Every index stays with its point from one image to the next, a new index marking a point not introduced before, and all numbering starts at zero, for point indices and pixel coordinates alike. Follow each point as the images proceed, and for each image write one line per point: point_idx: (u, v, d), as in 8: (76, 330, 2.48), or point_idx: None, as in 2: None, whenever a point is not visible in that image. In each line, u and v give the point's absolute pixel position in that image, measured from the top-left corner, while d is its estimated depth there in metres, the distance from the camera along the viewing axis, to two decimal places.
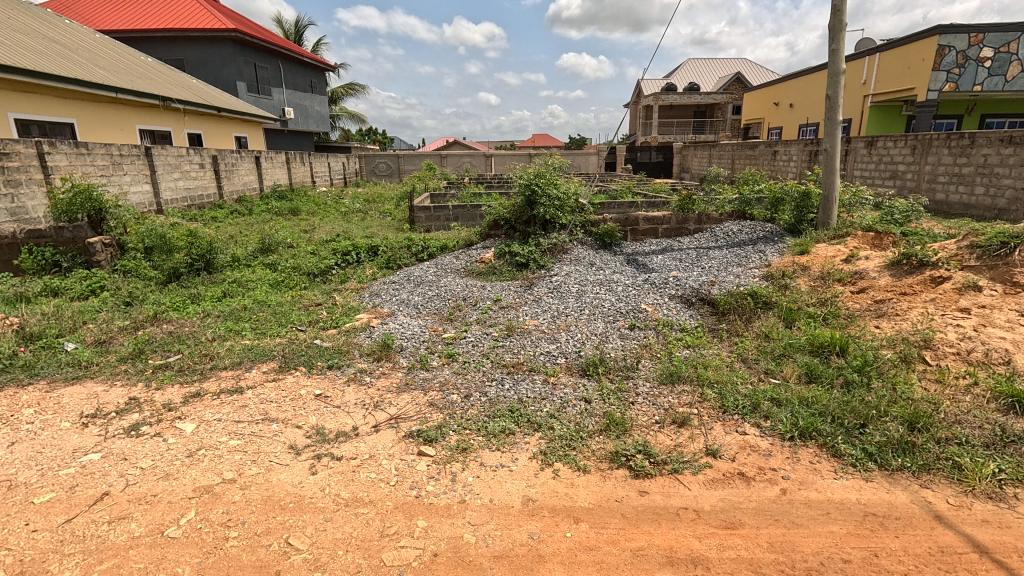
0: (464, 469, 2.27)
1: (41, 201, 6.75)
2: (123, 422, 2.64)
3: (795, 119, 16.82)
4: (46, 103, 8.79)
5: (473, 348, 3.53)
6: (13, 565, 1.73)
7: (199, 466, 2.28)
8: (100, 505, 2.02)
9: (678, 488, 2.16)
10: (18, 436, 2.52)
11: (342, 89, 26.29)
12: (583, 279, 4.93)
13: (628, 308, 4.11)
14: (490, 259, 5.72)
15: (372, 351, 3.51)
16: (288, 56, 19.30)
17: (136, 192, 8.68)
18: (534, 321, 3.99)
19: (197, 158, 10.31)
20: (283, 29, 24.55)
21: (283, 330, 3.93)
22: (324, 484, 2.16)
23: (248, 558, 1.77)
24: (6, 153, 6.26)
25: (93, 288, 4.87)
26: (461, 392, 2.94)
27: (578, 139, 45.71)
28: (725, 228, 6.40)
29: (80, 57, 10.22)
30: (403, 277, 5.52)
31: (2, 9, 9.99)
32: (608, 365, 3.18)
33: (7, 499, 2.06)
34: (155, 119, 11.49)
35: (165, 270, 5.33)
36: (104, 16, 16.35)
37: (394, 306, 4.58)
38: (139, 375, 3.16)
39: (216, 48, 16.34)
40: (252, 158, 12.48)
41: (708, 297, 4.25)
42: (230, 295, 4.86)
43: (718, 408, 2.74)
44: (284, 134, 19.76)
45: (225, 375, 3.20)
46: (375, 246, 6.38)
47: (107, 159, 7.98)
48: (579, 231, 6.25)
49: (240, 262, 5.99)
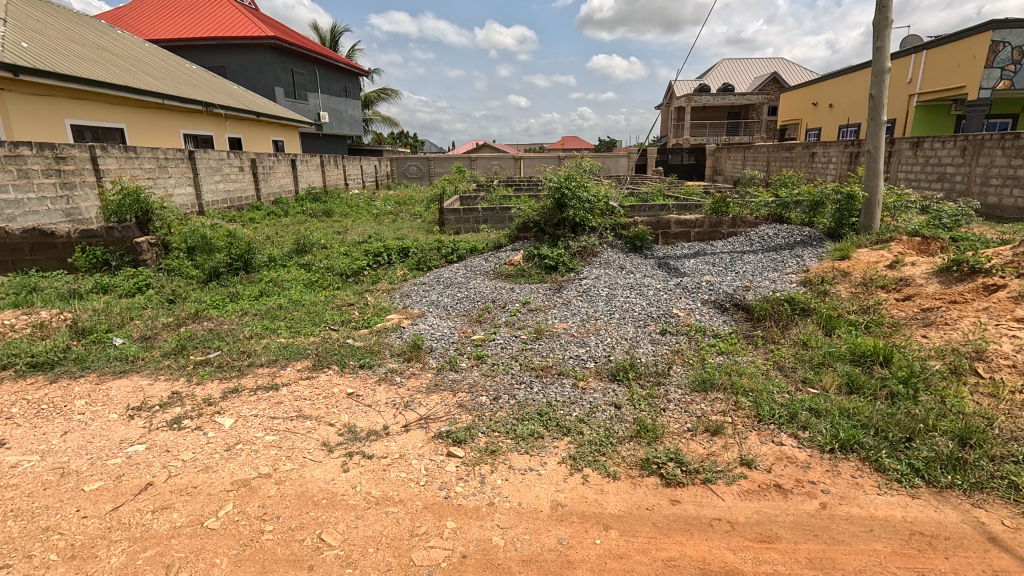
0: (493, 471, 2.27)
1: (93, 202, 7.14)
2: (166, 415, 2.75)
3: (836, 120, 16.28)
4: (99, 109, 9.25)
5: (502, 350, 3.54)
6: (65, 549, 1.82)
7: (237, 460, 2.35)
8: (145, 494, 2.11)
9: (711, 498, 2.10)
10: (71, 425, 2.66)
11: (375, 94, 26.94)
12: (613, 283, 4.89)
13: (659, 312, 4.05)
14: (519, 261, 5.74)
15: (402, 351, 3.55)
16: (324, 62, 19.90)
17: (180, 194, 9.06)
18: (563, 324, 3.98)
19: (237, 161, 10.67)
20: (320, 38, 25.40)
21: (317, 329, 4.03)
22: (355, 482, 2.19)
23: (283, 552, 1.81)
24: (62, 157, 6.64)
25: (139, 286, 5.09)
26: (490, 394, 2.95)
27: (606, 141, 45.54)
28: (760, 232, 6.24)
29: (130, 64, 10.74)
30: (432, 278, 5.58)
31: (60, 21, 10.59)
32: (639, 371, 3.14)
33: (59, 486, 2.16)
34: (199, 124, 11.95)
35: (207, 270, 5.54)
36: (153, 26, 17.13)
37: (425, 306, 4.64)
38: (181, 370, 3.29)
39: (255, 55, 16.92)
40: (289, 161, 12.86)
41: (743, 303, 4.15)
42: (266, 294, 5.00)
43: (752, 417, 2.66)
44: (318, 138, 20.31)
45: (261, 372, 3.29)
46: (406, 247, 6.46)
47: (153, 162, 8.35)
48: (609, 233, 6.21)
49: (277, 262, 6.17)
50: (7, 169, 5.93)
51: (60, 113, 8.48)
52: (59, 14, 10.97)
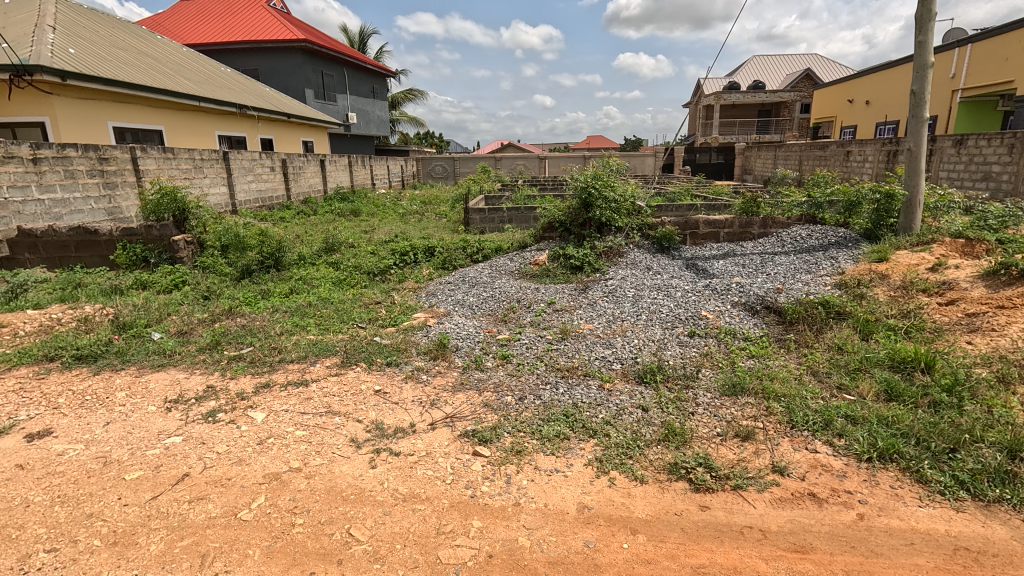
0: (519, 472, 2.27)
1: (133, 202, 7.41)
2: (202, 408, 2.83)
3: (873, 117, 15.74)
4: (140, 111, 9.59)
5: (527, 350, 3.54)
6: (108, 535, 1.89)
7: (269, 453, 2.40)
8: (182, 484, 2.18)
9: (742, 505, 2.05)
10: (113, 416, 2.77)
11: (402, 95, 27.26)
12: (640, 283, 4.83)
13: (687, 314, 3.98)
14: (544, 261, 5.72)
15: (428, 350, 3.58)
16: (353, 64, 20.24)
17: (214, 193, 9.33)
18: (589, 325, 3.95)
19: (268, 162, 10.94)
20: (349, 40, 25.84)
21: (345, 326, 4.09)
22: (382, 478, 2.22)
23: (313, 545, 1.84)
24: (105, 158, 6.92)
25: (176, 282, 5.26)
26: (515, 394, 2.95)
27: (631, 141, 45.09)
28: (793, 232, 6.08)
29: (169, 68, 11.12)
30: (458, 277, 5.61)
31: (104, 27, 11.03)
32: (667, 373, 3.09)
33: (102, 475, 2.25)
34: (233, 125, 12.29)
35: (239, 267, 5.68)
36: (191, 30, 17.69)
37: (450, 305, 4.67)
38: (216, 365, 3.38)
39: (287, 57, 17.31)
40: (318, 161, 13.11)
41: (775, 306, 4.04)
42: (296, 292, 5.10)
43: (785, 423, 2.59)
44: (346, 138, 20.65)
45: (292, 368, 3.36)
46: (432, 247, 6.51)
47: (190, 163, 8.62)
48: (636, 233, 6.13)
49: (306, 260, 6.30)
50: (54, 170, 6.22)
51: (104, 116, 8.84)
52: (103, 20, 11.44)
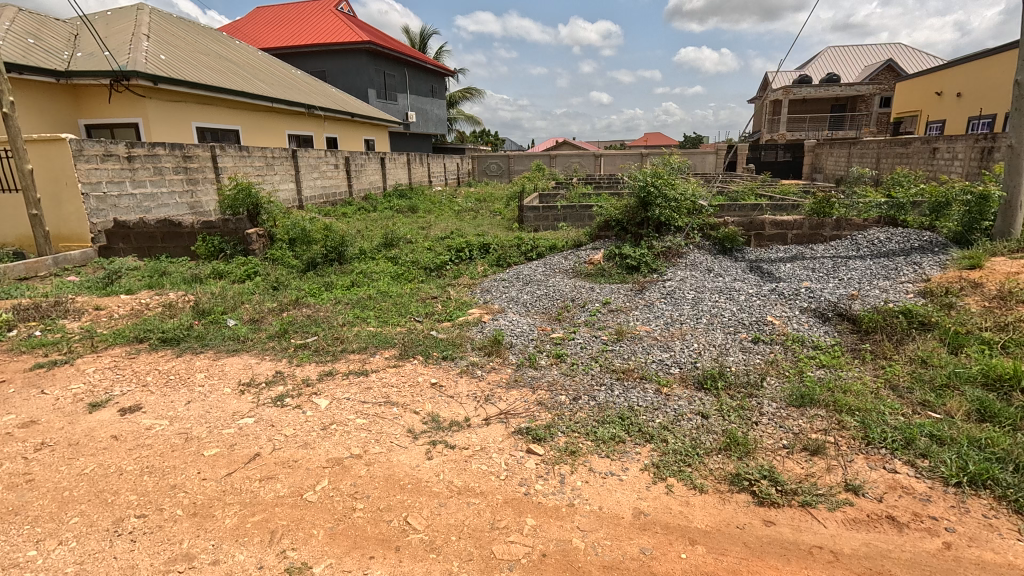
0: (573, 472, 2.25)
1: (212, 197, 7.95)
2: (271, 392, 3.00)
3: (964, 112, 14.44)
4: (220, 112, 10.27)
5: (581, 350, 3.50)
6: (189, 506, 2.04)
7: (332, 439, 2.51)
8: (254, 463, 2.31)
9: (811, 523, 1.94)
10: (194, 395, 2.99)
11: (459, 94, 27.69)
12: (700, 286, 4.67)
13: (751, 319, 3.80)
14: (599, 260, 5.64)
15: (483, 346, 3.62)
16: (413, 64, 20.76)
17: (284, 189, 9.85)
18: (646, 327, 3.86)
19: (333, 159, 11.42)
20: (411, 41, 26.54)
21: (403, 319, 4.21)
22: (438, 470, 2.26)
23: (372, 530, 1.91)
24: (189, 156, 7.46)
25: (249, 273, 5.59)
26: (569, 394, 2.92)
27: (691, 138, 43.66)
28: (869, 235, 5.68)
29: (246, 71, 11.82)
30: (512, 274, 5.63)
31: (191, 34, 11.87)
32: (729, 380, 2.97)
33: (185, 449, 2.43)
34: (301, 125, 12.91)
35: (305, 260, 5.97)
36: (266, 35, 18.74)
37: (504, 302, 4.69)
38: (284, 352, 3.57)
39: (352, 59, 18.00)
40: (378, 159, 13.56)
41: (849, 313, 3.79)
42: (357, 285, 5.30)
43: (860, 439, 2.42)
44: (406, 137, 21.21)
45: (353, 357, 3.49)
46: (487, 244, 6.57)
47: (263, 161, 9.14)
48: (697, 234, 5.92)
49: (366, 254, 6.53)
50: (146, 167, 6.78)
51: (189, 117, 9.53)
52: (190, 28, 12.32)
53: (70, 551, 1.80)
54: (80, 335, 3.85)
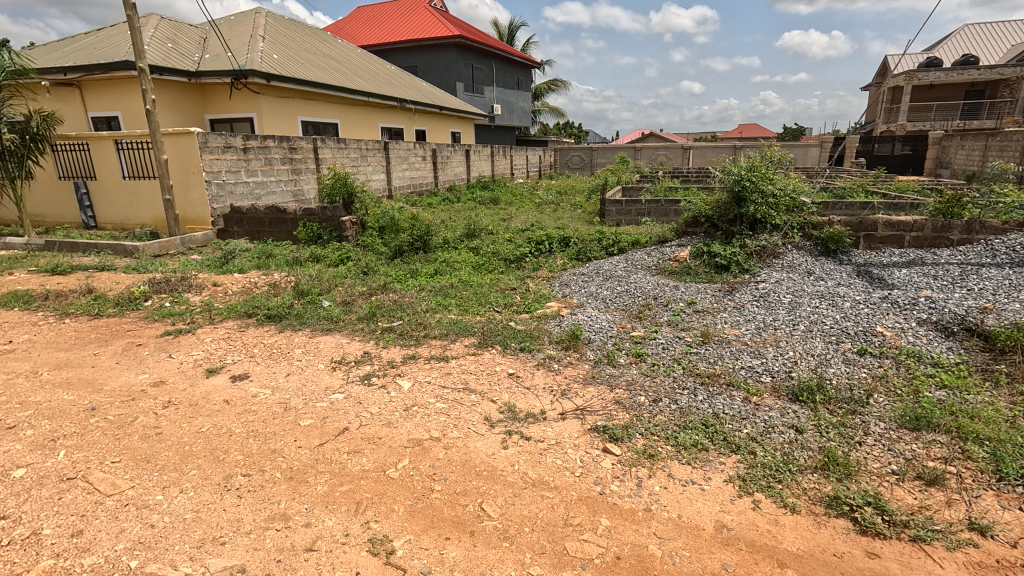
0: (650, 477, 2.17)
1: (313, 186, 8.56)
2: (359, 371, 3.19)
3: None
4: (322, 107, 11.00)
5: (663, 351, 3.37)
6: (286, 470, 2.22)
7: (413, 420, 2.62)
8: (343, 436, 2.47)
9: (924, 562, 1.73)
10: (293, 368, 3.24)
11: (545, 86, 27.61)
12: (797, 289, 4.31)
13: (857, 329, 3.45)
14: (685, 258, 5.40)
15: (561, 340, 3.59)
16: (501, 57, 20.96)
17: (376, 180, 10.38)
18: (735, 330, 3.63)
19: (421, 151, 11.85)
20: (499, 34, 26.82)
21: (483, 309, 4.29)
22: (513, 460, 2.28)
23: (449, 512, 1.97)
24: (295, 148, 8.07)
25: (342, 257, 5.96)
26: (649, 395, 2.82)
27: (791, 130, 40.44)
28: (1009, 240, 4.94)
29: (346, 68, 12.56)
30: (592, 269, 5.54)
31: (300, 34, 12.80)
32: (829, 394, 2.72)
33: (284, 418, 2.65)
34: (393, 118, 13.51)
35: (393, 248, 6.26)
36: (365, 33, 19.78)
37: (584, 297, 4.63)
38: (372, 334, 3.78)
39: (443, 53, 18.52)
40: (463, 151, 13.88)
41: (979, 328, 3.32)
42: (440, 273, 5.48)
43: (989, 474, 2.13)
44: (490, 129, 21.52)
45: (435, 343, 3.62)
46: (567, 237, 6.51)
47: (358, 152, 9.69)
48: (796, 233, 5.48)
49: (449, 244, 6.72)
50: (258, 158, 7.43)
51: (296, 112, 10.31)
52: (299, 29, 13.28)
53: (188, 500, 2.02)
54: (200, 307, 4.32)
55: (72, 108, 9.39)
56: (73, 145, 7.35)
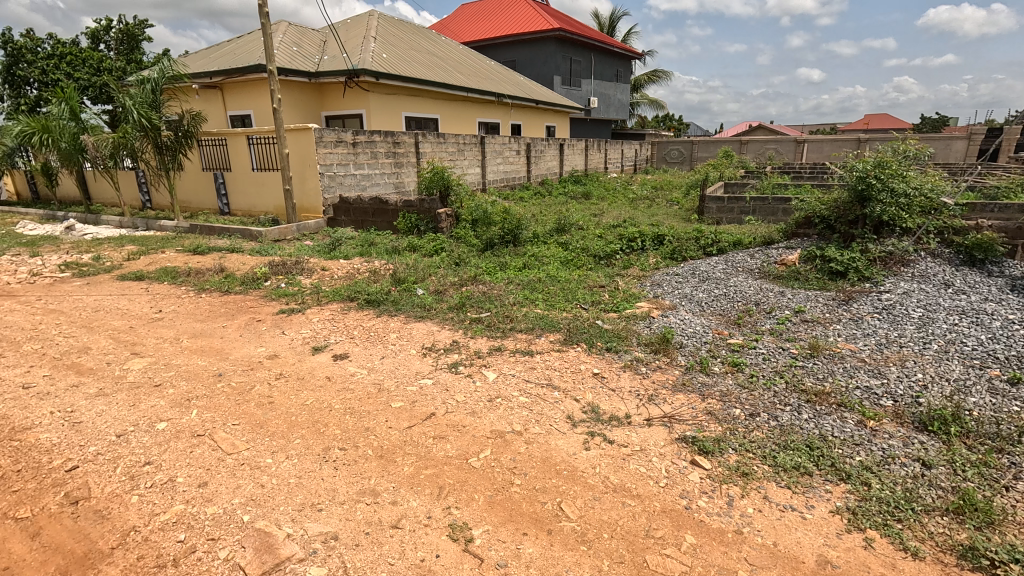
0: (743, 496, 2.02)
1: (413, 178, 8.98)
2: (447, 359, 3.30)
3: None
4: (424, 103, 11.48)
5: (764, 362, 3.11)
6: (377, 448, 2.35)
7: (496, 412, 2.66)
8: (429, 421, 2.57)
9: None
10: (387, 352, 3.43)
11: (645, 77, 26.65)
12: (932, 303, 3.78)
13: (1008, 354, 2.96)
14: (794, 262, 4.96)
15: (650, 342, 3.45)
16: (600, 48, 20.54)
17: (471, 173, 10.66)
18: (851, 345, 3.26)
19: (515, 145, 11.98)
20: (600, 25, 26.28)
21: (570, 305, 4.24)
22: (595, 462, 2.24)
23: (527, 508, 1.97)
24: (398, 142, 8.52)
25: (436, 248, 6.19)
26: (745, 409, 2.63)
27: (931, 121, 35.53)
28: None
29: (448, 64, 12.99)
30: (688, 269, 5.27)
31: (407, 34, 13.44)
32: (967, 427, 2.35)
33: (378, 398, 2.82)
34: (490, 112, 13.76)
35: (484, 240, 6.39)
36: (467, 30, 20.33)
37: (676, 299, 4.42)
38: (460, 324, 3.89)
39: (541, 47, 18.54)
40: (557, 145, 13.82)
41: None
42: (528, 267, 5.51)
43: None
44: (586, 123, 21.22)
45: (521, 337, 3.64)
46: (661, 235, 6.24)
47: (456, 146, 10.01)
48: (932, 239, 4.80)
49: (539, 238, 6.73)
50: (365, 152, 7.95)
51: (400, 108, 10.87)
52: (407, 28, 13.94)
53: (293, 465, 2.22)
54: (310, 290, 4.72)
55: (214, 108, 10.65)
56: (215, 141, 8.34)
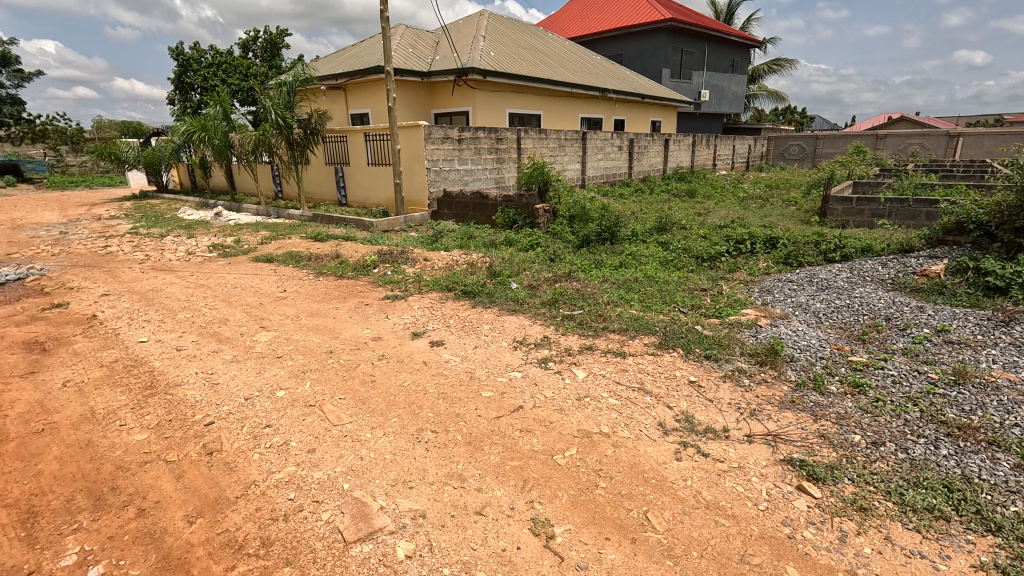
0: (859, 534, 1.80)
1: (513, 174, 9.11)
2: (538, 353, 3.31)
3: None
4: (528, 99, 11.59)
5: (893, 385, 2.74)
6: (466, 434, 2.42)
7: (584, 411, 2.61)
8: (517, 414, 2.60)
9: None
10: (480, 342, 3.53)
11: (765, 67, 24.65)
12: None
13: None
14: (938, 274, 4.31)
15: (755, 353, 3.20)
16: (716, 38, 19.35)
17: (571, 169, 10.59)
18: (1011, 375, 2.76)
19: (618, 141, 11.69)
20: (716, 13, 24.74)
21: (667, 308, 4.06)
22: (686, 475, 2.12)
23: (612, 513, 1.92)
24: (501, 138, 8.69)
25: (532, 243, 6.23)
26: (867, 436, 2.33)
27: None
28: None
29: (553, 60, 12.98)
30: (804, 276, 4.80)
31: (515, 31, 13.64)
32: None
33: (469, 386, 2.90)
34: (594, 108, 13.55)
35: (580, 237, 6.31)
36: (575, 25, 20.18)
37: (789, 308, 4.04)
38: (552, 320, 3.88)
39: (651, 39, 17.89)
40: (663, 141, 13.26)
41: None
42: (625, 266, 5.36)
43: None
44: (695, 117, 20.13)
45: (613, 337, 3.55)
46: (775, 237, 5.74)
47: (557, 142, 10.00)
48: None
49: (638, 237, 6.51)
50: (469, 148, 8.22)
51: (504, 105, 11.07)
52: (515, 26, 14.15)
53: (389, 442, 2.36)
54: (413, 278, 4.98)
55: (338, 107, 11.63)
56: (336, 138, 9.10)
